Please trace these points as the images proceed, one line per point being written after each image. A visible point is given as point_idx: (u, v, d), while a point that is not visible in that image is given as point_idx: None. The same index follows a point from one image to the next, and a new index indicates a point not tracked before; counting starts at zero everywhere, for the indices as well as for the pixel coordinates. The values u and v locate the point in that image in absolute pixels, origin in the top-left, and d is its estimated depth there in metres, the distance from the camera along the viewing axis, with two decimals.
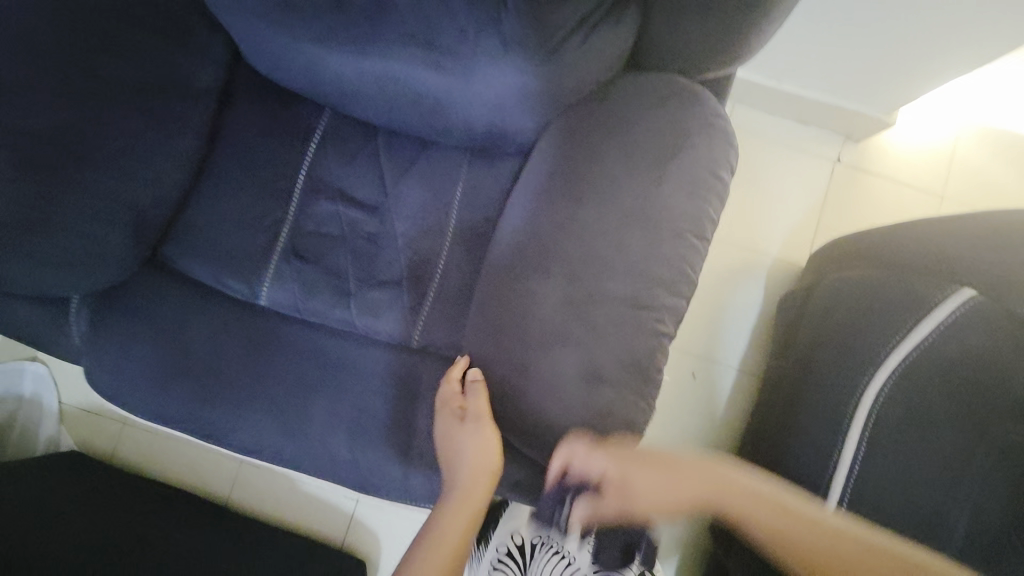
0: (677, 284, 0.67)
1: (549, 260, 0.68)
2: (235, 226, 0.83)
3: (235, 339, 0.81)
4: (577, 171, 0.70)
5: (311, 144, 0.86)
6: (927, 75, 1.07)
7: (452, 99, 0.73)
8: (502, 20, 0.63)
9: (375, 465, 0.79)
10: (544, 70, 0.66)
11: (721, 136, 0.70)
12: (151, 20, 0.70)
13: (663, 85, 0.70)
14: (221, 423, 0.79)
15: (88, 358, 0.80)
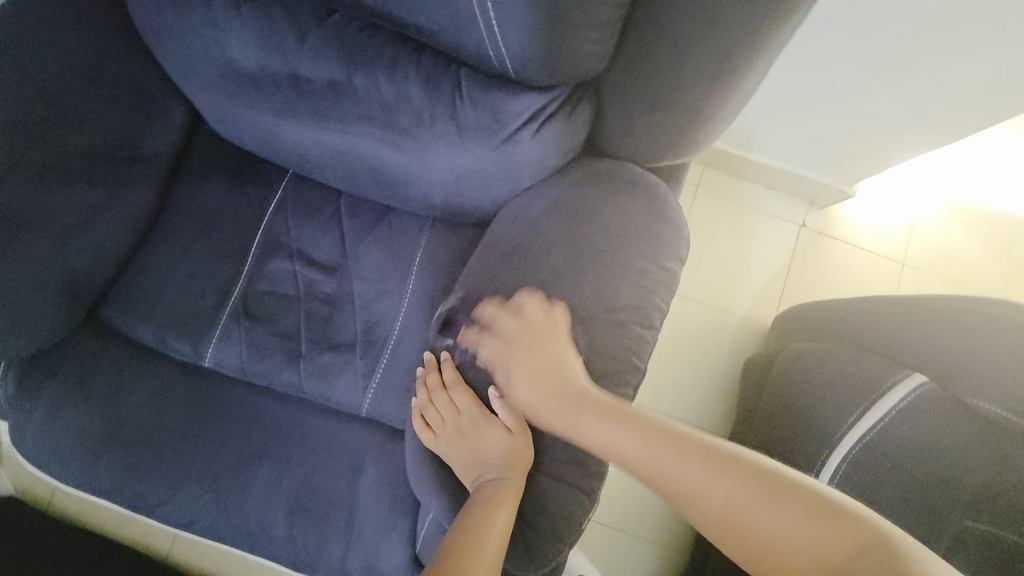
0: (623, 373, 0.67)
1: (496, 343, 0.68)
2: (185, 285, 0.82)
3: (176, 403, 0.79)
4: (529, 251, 0.71)
5: (271, 204, 0.86)
6: (882, 158, 1.12)
7: (411, 173, 0.73)
8: (457, 107, 0.64)
9: (311, 545, 0.75)
10: (498, 154, 0.67)
11: (670, 225, 0.72)
12: (110, 91, 0.72)
13: (617, 172, 0.72)
14: (152, 493, 0.76)
15: (18, 418, 0.77)
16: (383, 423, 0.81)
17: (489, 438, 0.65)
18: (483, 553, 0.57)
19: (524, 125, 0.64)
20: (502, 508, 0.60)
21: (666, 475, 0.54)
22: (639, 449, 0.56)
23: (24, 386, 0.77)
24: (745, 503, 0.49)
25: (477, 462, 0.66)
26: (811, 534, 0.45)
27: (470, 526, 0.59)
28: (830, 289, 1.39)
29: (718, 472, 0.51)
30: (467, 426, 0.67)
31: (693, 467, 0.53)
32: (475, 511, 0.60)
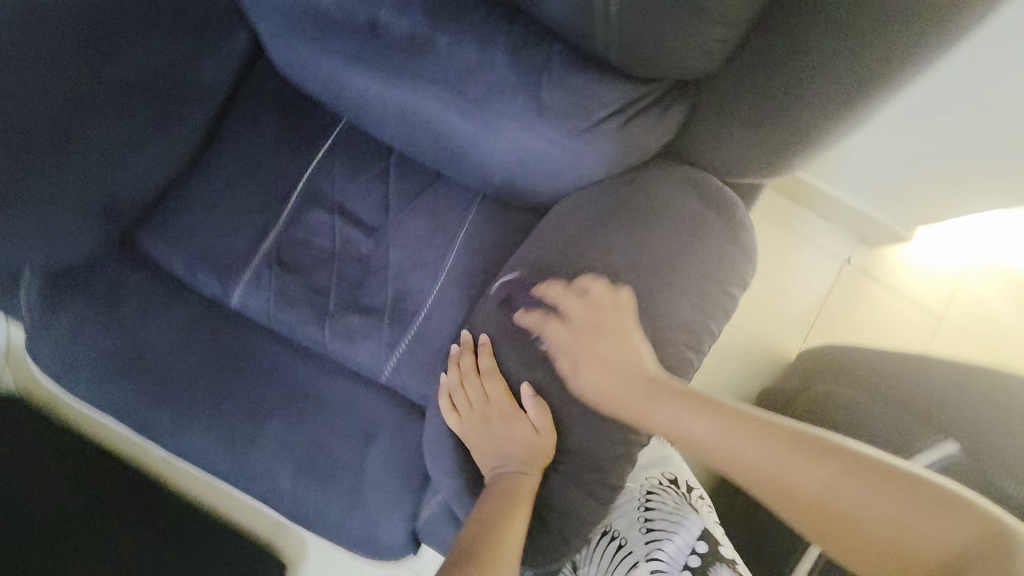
0: None
1: (537, 339, 0.65)
2: (221, 221, 0.79)
3: (196, 340, 0.77)
4: (586, 249, 0.66)
5: (319, 152, 0.82)
6: (950, 205, 1.04)
7: (477, 149, 0.68)
8: (541, 87, 0.62)
9: (313, 503, 0.75)
10: (574, 142, 0.63)
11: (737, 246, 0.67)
12: (175, 13, 0.70)
13: (695, 181, 0.67)
14: (162, 425, 0.76)
15: (38, 329, 0.76)
16: (401, 396, 0.79)
17: (514, 433, 0.62)
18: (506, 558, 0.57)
19: (610, 117, 0.61)
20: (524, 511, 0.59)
21: (734, 462, 0.54)
22: (694, 425, 0.57)
23: (46, 299, 0.75)
24: (797, 474, 0.51)
25: (498, 456, 0.63)
26: (877, 535, 0.47)
27: (492, 525, 0.58)
28: (867, 335, 1.25)
29: (757, 442, 0.53)
30: (491, 417, 0.65)
31: (783, 458, 0.52)
32: (497, 511, 0.59)
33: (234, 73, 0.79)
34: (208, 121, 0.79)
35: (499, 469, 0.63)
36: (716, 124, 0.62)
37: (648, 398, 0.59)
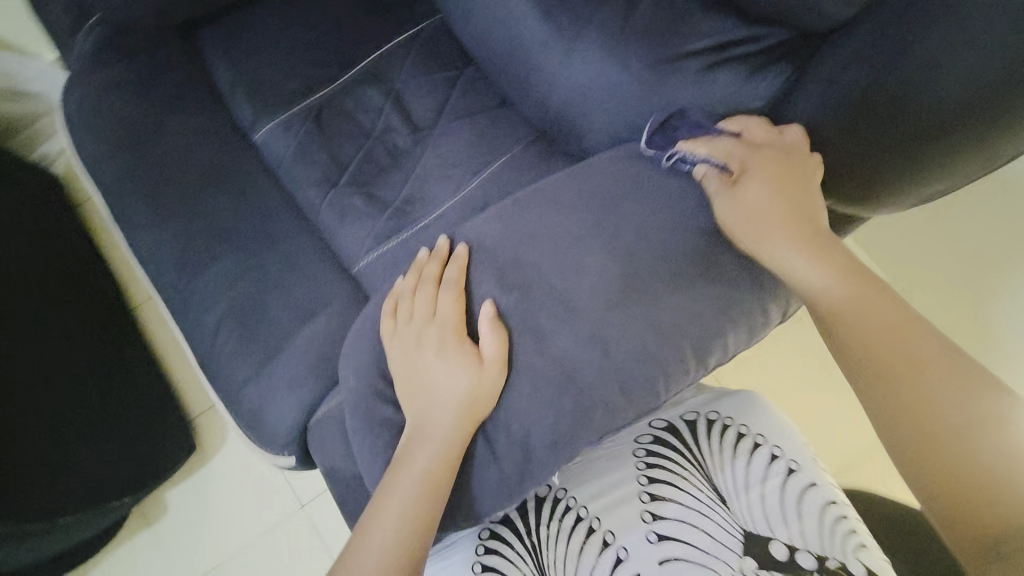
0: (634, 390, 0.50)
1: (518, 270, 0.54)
2: (284, 59, 0.78)
3: (203, 151, 0.75)
4: (616, 196, 0.55)
5: (402, 39, 0.81)
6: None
7: (545, 66, 0.62)
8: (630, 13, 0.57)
9: (225, 351, 0.68)
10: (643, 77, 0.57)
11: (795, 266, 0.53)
12: None
13: None
14: (132, 212, 0.73)
15: (82, 81, 0.77)
16: (362, 293, 0.71)
17: (451, 367, 0.52)
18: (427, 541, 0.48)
19: (698, 56, 0.56)
20: (448, 478, 0.50)
21: (847, 321, 0.49)
22: (821, 280, 0.50)
23: (102, 57, 0.77)
24: (913, 342, 0.47)
25: (425, 393, 0.52)
26: (963, 451, 0.43)
27: (408, 503, 0.48)
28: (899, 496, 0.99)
29: (884, 305, 0.49)
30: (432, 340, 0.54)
31: (887, 307, 0.48)
32: (416, 477, 0.49)
33: None
34: None
35: (423, 414, 0.52)
36: (815, 118, 0.53)
37: (760, 227, 0.51)
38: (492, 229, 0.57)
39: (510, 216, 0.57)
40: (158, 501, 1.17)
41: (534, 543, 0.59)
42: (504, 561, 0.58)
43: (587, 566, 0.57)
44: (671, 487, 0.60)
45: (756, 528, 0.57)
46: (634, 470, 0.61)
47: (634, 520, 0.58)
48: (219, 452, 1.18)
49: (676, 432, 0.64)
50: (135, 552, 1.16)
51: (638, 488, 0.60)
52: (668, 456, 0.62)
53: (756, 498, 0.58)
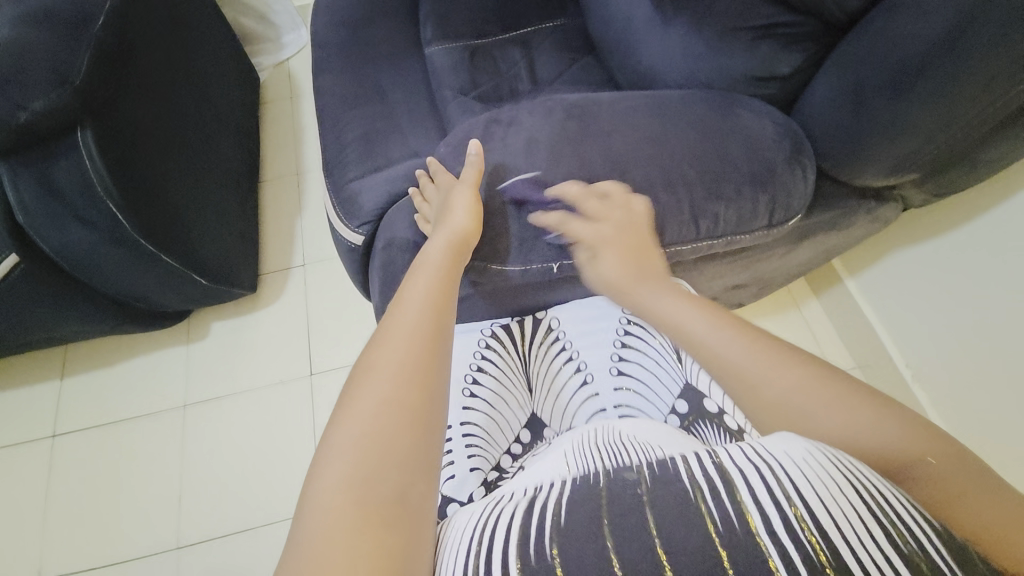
0: (619, 239, 0.66)
1: (570, 133, 0.69)
2: (464, 7, 1.06)
3: (388, 43, 1.03)
4: (660, 109, 0.71)
5: (550, 24, 1.08)
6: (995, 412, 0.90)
7: (644, 37, 0.82)
8: None
9: (346, 162, 0.91)
10: (713, 46, 0.74)
11: (779, 193, 0.66)
12: None
13: (783, 128, 0.69)
14: (326, 64, 1.01)
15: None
16: None
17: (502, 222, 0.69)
18: (446, 321, 0.56)
19: (752, 29, 0.71)
20: (455, 283, 0.61)
21: (746, 386, 0.55)
22: (728, 349, 0.57)
23: None
24: (823, 416, 0.50)
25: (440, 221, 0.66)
26: (880, 420, 0.48)
27: (427, 294, 0.57)
28: None
29: (797, 380, 0.53)
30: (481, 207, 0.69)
31: (755, 357, 0.56)
32: (431, 281, 0.59)
33: None
34: None
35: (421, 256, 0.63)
36: (835, 92, 0.66)
37: (641, 283, 0.64)
38: (559, 105, 0.72)
39: (577, 103, 0.73)
40: (204, 324, 1.35)
41: (521, 350, 0.73)
42: (494, 365, 0.71)
43: (559, 378, 0.71)
44: (641, 337, 0.71)
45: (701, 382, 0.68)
46: (617, 319, 0.72)
47: (604, 357, 0.71)
48: (269, 304, 1.37)
49: None
50: (166, 355, 1.33)
51: (617, 333, 0.71)
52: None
53: None
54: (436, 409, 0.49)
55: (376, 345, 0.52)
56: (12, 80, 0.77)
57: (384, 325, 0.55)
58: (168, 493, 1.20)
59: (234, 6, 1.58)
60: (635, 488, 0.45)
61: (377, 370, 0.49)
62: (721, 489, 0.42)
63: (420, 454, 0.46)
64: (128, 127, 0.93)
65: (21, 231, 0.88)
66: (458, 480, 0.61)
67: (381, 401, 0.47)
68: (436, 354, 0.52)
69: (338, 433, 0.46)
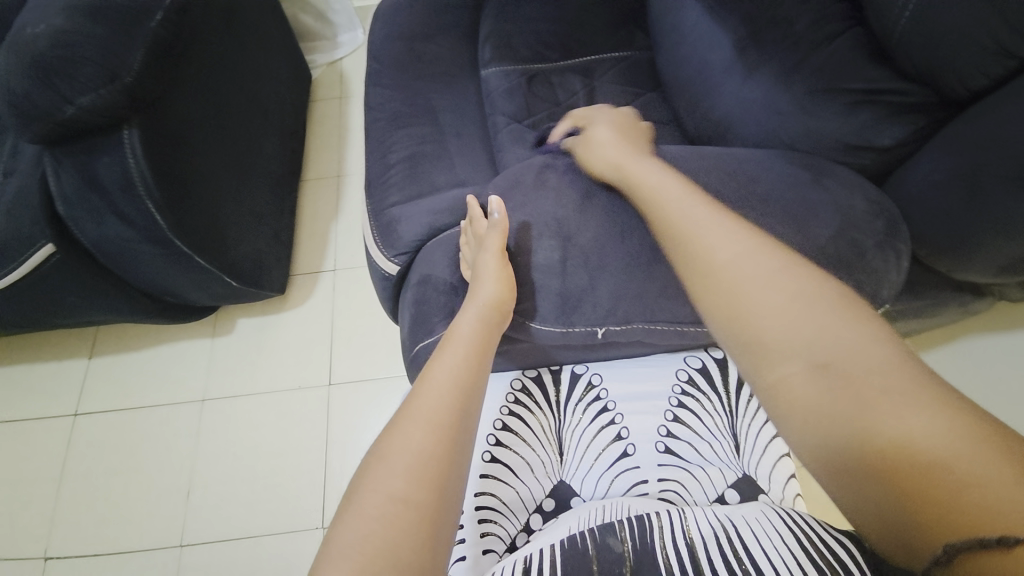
0: (675, 313, 0.60)
1: (632, 188, 0.63)
2: (526, 29, 1.02)
3: (444, 61, 0.99)
4: (736, 172, 0.64)
5: (616, 54, 1.02)
6: None
7: (720, 84, 0.76)
8: (809, 55, 0.68)
9: (390, 183, 0.87)
10: (799, 105, 0.67)
11: (868, 278, 0.58)
12: None
13: (876, 206, 0.61)
14: (380, 78, 0.98)
15: None
16: None
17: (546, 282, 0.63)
18: (475, 403, 0.51)
19: (848, 92, 0.64)
20: (489, 357, 0.56)
21: (753, 324, 0.48)
22: (750, 279, 0.49)
23: None
24: (832, 365, 0.43)
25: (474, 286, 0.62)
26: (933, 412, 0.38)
27: (457, 369, 0.53)
28: None
29: (820, 321, 0.46)
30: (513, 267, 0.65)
31: (774, 273, 0.49)
32: (461, 351, 0.55)
33: None
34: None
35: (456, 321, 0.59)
36: (944, 172, 0.58)
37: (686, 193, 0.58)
38: (621, 157, 0.67)
39: (641, 156, 0.67)
40: (230, 320, 1.35)
41: (554, 410, 0.66)
42: (523, 422, 0.65)
43: (594, 448, 0.63)
44: (693, 416, 0.64)
45: (756, 479, 0.60)
46: (668, 391, 0.65)
47: (649, 429, 0.63)
48: (296, 306, 1.36)
49: (709, 378, 0.66)
50: (191, 346, 1.34)
51: (666, 408, 0.64)
52: (701, 390, 0.65)
53: (768, 460, 0.61)
54: (449, 508, 0.44)
55: (395, 424, 0.48)
56: (64, 76, 0.76)
57: (407, 399, 0.51)
58: (175, 488, 1.20)
59: (295, 3, 1.57)
60: (619, 556, 0.47)
61: (391, 457, 0.45)
62: (688, 568, 0.45)
63: (427, 565, 0.41)
64: (173, 123, 0.92)
65: (60, 220, 0.88)
66: (468, 562, 0.56)
67: (389, 498, 0.43)
68: (457, 444, 0.47)
69: (343, 528, 0.42)
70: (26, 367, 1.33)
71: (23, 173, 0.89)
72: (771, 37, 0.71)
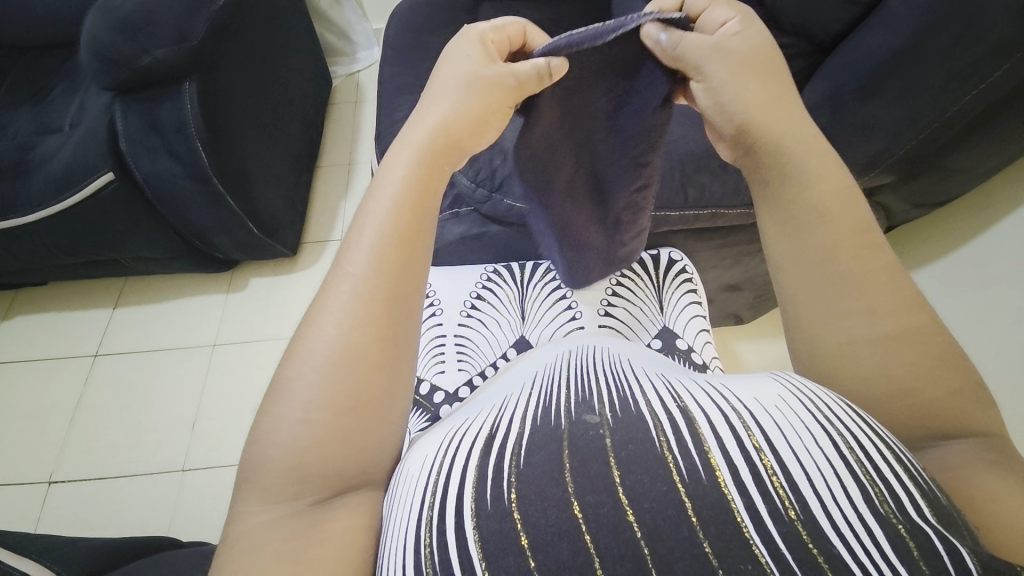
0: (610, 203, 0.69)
1: None
2: None
3: (447, 50, 1.21)
4: None
5: None
6: None
7: None
8: None
9: (397, 131, 1.06)
10: None
11: None
12: None
13: None
14: (394, 60, 1.19)
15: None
16: None
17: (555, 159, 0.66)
18: (410, 284, 0.47)
19: None
20: (428, 225, 0.50)
21: (846, 329, 0.47)
22: (845, 271, 0.48)
23: None
24: (883, 359, 0.45)
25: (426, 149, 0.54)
26: (960, 396, 0.44)
27: (377, 246, 0.47)
28: None
29: (889, 321, 0.46)
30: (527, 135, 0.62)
31: (855, 266, 0.48)
32: (385, 225, 0.48)
33: None
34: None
35: (383, 175, 0.52)
36: (816, 98, 0.77)
37: (799, 147, 0.51)
38: None
39: None
40: (244, 279, 1.49)
41: (518, 285, 0.81)
42: (493, 292, 0.81)
43: (550, 311, 0.78)
44: (629, 290, 0.79)
45: (674, 328, 0.76)
46: (611, 271, 0.81)
47: (595, 298, 0.78)
48: (304, 268, 1.50)
49: (643, 264, 0.82)
50: (203, 297, 1.47)
51: (610, 282, 0.79)
52: (637, 271, 0.81)
53: (685, 317, 0.77)
54: (383, 395, 0.44)
55: (315, 313, 0.45)
56: (145, 31, 0.97)
57: (329, 285, 0.47)
58: (182, 421, 1.30)
59: (322, 23, 1.84)
60: (597, 432, 0.41)
61: (311, 355, 0.43)
62: (685, 433, 0.39)
63: (362, 447, 0.43)
64: (220, 85, 1.13)
65: (120, 155, 1.09)
66: (447, 375, 0.72)
67: (317, 394, 0.42)
68: (388, 335, 0.45)
69: (270, 425, 0.42)
70: (54, 312, 1.46)
71: (91, 119, 1.10)
72: None
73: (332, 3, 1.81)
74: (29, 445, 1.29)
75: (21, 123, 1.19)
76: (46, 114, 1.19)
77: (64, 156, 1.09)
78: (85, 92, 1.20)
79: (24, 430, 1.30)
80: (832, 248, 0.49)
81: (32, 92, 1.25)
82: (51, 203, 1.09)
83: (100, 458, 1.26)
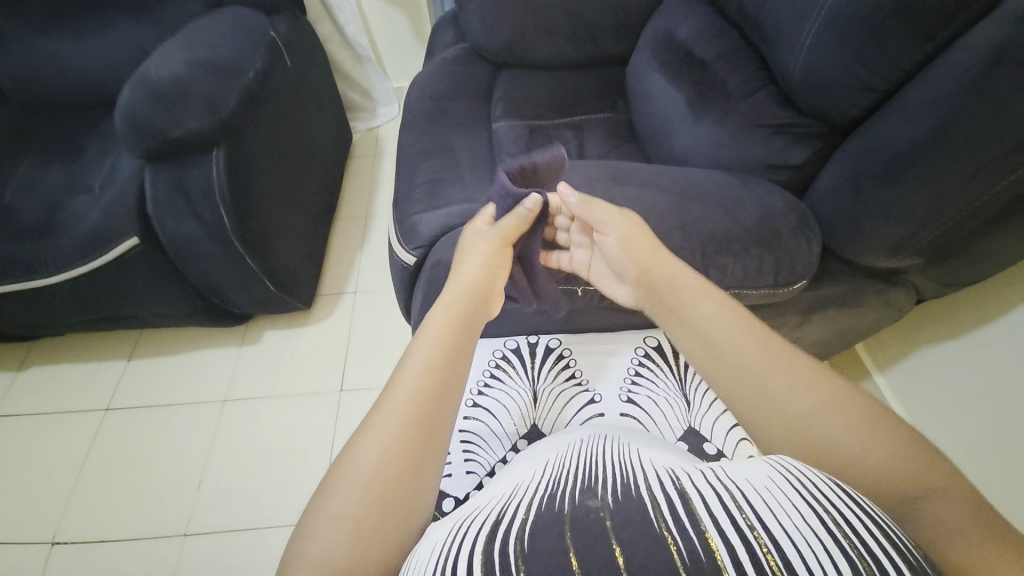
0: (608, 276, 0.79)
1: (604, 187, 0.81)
2: (530, 97, 1.28)
3: (465, 116, 1.25)
4: (682, 177, 0.83)
5: (602, 115, 1.26)
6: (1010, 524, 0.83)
7: (675, 128, 0.98)
8: (736, 105, 0.90)
9: (415, 197, 1.08)
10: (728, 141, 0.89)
11: (782, 254, 0.74)
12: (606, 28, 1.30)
13: (789, 206, 0.79)
14: (413, 125, 1.23)
15: (430, 66, 1.36)
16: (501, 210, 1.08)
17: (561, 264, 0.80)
18: (446, 406, 0.51)
19: (762, 129, 0.87)
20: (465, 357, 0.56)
21: (805, 424, 0.52)
22: (776, 378, 0.56)
23: (449, 59, 1.35)
24: (859, 444, 0.49)
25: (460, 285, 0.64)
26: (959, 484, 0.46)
27: (425, 369, 0.52)
28: None
29: (840, 417, 0.51)
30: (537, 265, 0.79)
31: (789, 376, 0.55)
32: (431, 354, 0.53)
33: (602, 64, 1.34)
34: (571, 67, 1.34)
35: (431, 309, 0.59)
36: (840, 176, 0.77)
37: (706, 287, 0.65)
38: (595, 169, 0.85)
39: (613, 167, 0.86)
40: (258, 331, 1.49)
41: (528, 372, 0.79)
42: (502, 378, 0.79)
43: (563, 401, 0.76)
44: (646, 382, 0.77)
45: (700, 429, 0.72)
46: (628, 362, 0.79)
47: (612, 389, 0.76)
48: (318, 321, 1.50)
49: (661, 353, 0.80)
50: (216, 347, 1.48)
51: (626, 371, 0.78)
52: (654, 360, 0.79)
53: (711, 414, 0.72)
54: (414, 498, 0.46)
55: (359, 428, 0.49)
56: (180, 104, 1.02)
57: (377, 403, 0.50)
58: (188, 480, 1.27)
59: (345, 82, 1.93)
60: (598, 515, 0.40)
61: (359, 467, 0.46)
62: (685, 518, 0.39)
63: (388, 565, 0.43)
64: (247, 148, 1.17)
65: (146, 216, 1.12)
66: (455, 478, 0.69)
67: (354, 506, 0.44)
68: (427, 454, 0.48)
69: (305, 536, 0.43)
70: (70, 363, 1.47)
71: (121, 181, 1.14)
72: (710, 93, 0.94)
73: (356, 64, 1.89)
74: (32, 502, 1.27)
75: (54, 182, 1.24)
76: (79, 174, 1.24)
77: (92, 216, 1.12)
78: (117, 154, 1.25)
79: (30, 486, 1.29)
80: (756, 366, 0.57)
81: (67, 151, 1.31)
82: (76, 263, 1.12)
83: (103, 517, 1.23)
